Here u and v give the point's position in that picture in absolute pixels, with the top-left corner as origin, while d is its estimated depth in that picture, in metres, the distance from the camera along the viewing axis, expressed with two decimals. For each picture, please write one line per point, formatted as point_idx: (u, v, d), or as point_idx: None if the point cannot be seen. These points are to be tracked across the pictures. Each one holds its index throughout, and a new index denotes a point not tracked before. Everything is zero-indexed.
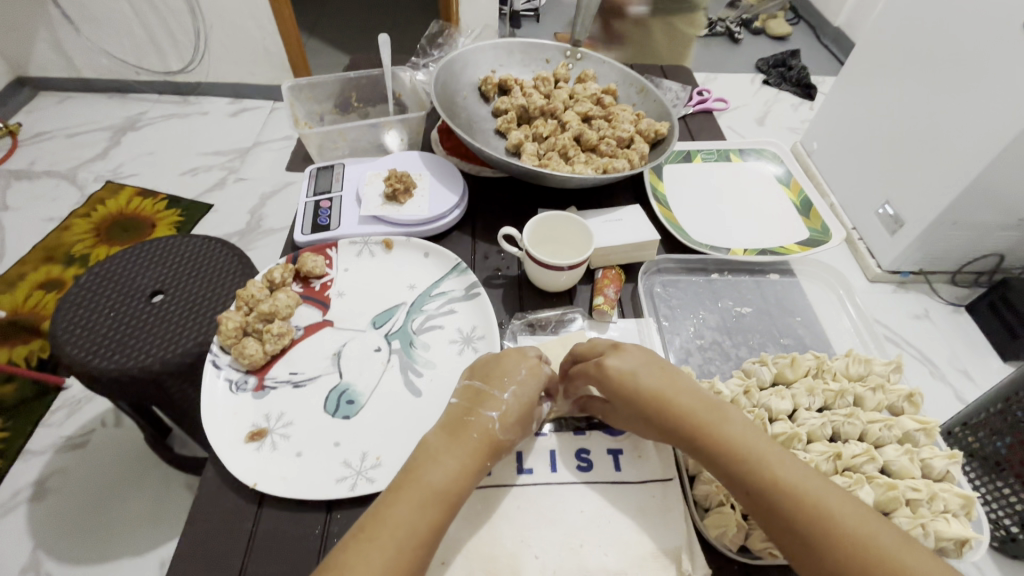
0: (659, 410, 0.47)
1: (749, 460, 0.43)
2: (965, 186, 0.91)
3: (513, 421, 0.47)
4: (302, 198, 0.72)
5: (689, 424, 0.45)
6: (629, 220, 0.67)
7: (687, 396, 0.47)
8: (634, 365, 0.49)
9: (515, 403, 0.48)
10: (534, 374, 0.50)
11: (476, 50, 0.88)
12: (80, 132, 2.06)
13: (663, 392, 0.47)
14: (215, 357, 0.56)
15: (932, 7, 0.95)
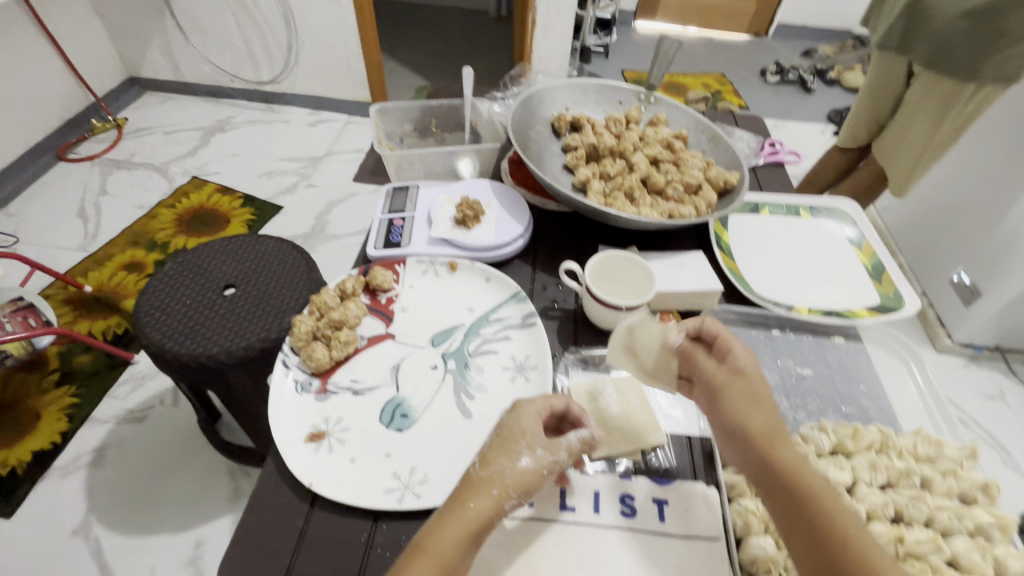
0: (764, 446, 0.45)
1: (822, 514, 0.40)
2: None
3: (508, 453, 0.47)
4: (377, 215, 0.76)
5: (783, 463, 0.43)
6: (690, 267, 0.68)
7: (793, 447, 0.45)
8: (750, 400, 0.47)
9: (505, 436, 0.48)
10: (514, 412, 0.50)
11: (554, 87, 0.91)
12: (176, 130, 2.26)
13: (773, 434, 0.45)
14: (286, 356, 0.59)
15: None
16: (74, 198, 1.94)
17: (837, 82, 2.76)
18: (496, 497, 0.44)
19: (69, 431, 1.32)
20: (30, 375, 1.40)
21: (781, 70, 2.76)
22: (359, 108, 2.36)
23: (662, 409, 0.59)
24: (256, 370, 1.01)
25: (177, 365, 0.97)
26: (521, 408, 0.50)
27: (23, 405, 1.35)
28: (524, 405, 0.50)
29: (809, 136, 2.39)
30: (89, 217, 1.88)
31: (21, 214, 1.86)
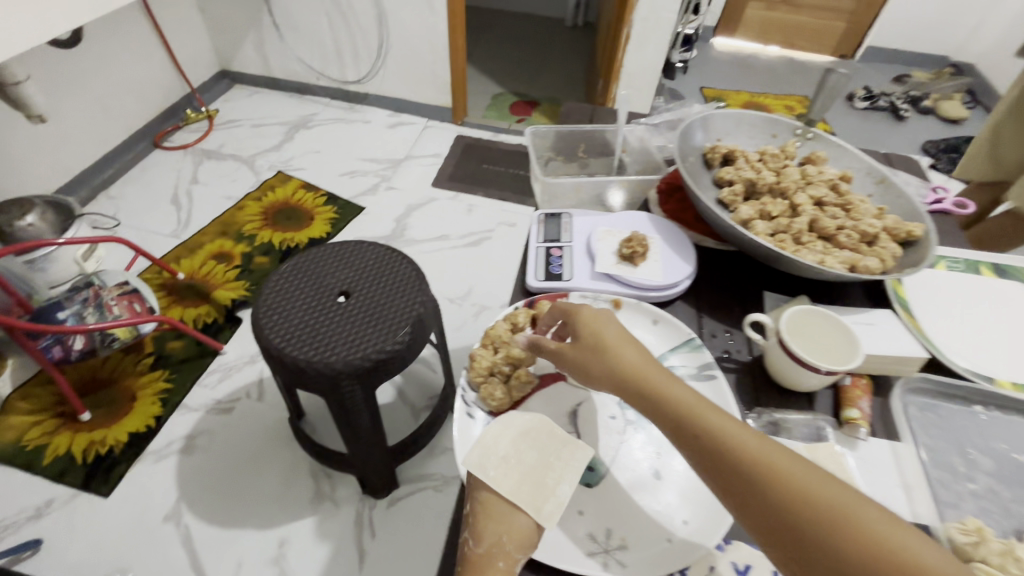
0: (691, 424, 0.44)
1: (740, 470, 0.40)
2: None
3: (496, 512, 0.46)
4: (533, 243, 0.73)
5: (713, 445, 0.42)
6: (883, 327, 0.63)
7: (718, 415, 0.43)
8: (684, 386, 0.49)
9: (485, 499, 0.47)
10: (479, 463, 0.48)
11: (709, 116, 0.87)
12: (263, 124, 2.31)
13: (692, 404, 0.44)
14: (464, 392, 0.58)
15: None
16: (167, 184, 2.01)
17: (932, 112, 2.60)
18: (502, 569, 0.44)
19: (162, 416, 1.35)
20: (126, 357, 1.45)
21: (871, 96, 2.63)
22: (438, 113, 2.36)
23: (869, 488, 0.54)
24: (368, 380, 1.00)
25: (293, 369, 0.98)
26: (479, 460, 0.49)
27: (120, 382, 1.40)
28: (491, 448, 0.50)
29: None
30: (182, 205, 1.94)
31: (120, 197, 1.93)
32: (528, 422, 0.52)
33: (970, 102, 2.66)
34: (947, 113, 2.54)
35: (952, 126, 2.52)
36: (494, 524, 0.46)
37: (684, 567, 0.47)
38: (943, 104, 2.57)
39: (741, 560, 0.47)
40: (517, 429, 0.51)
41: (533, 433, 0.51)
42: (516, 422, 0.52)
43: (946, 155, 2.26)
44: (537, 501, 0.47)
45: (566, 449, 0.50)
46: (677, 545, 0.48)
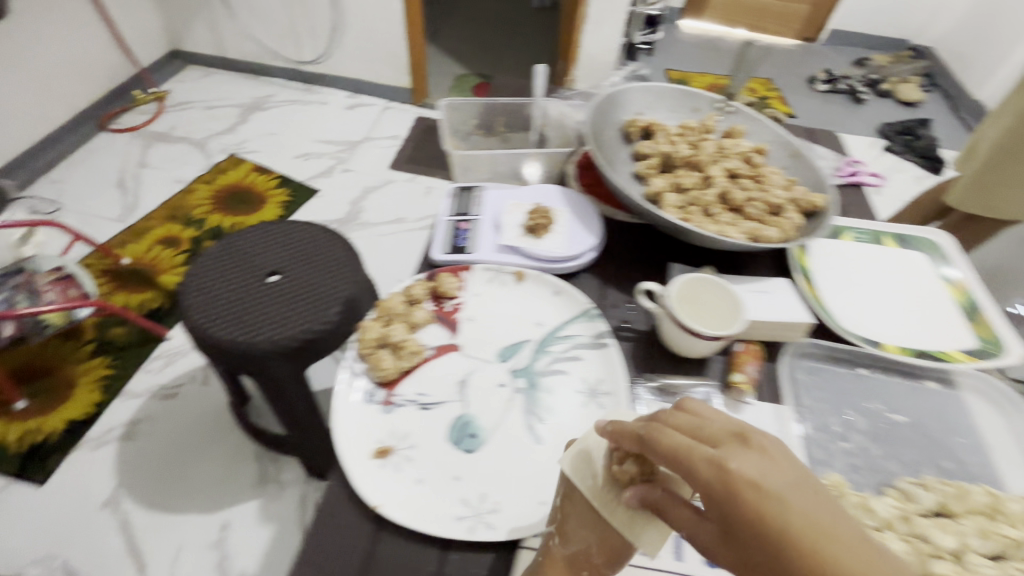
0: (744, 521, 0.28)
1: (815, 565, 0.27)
2: None
3: (583, 518, 0.41)
4: (442, 216, 0.73)
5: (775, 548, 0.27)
6: (777, 295, 0.64)
7: (754, 466, 0.28)
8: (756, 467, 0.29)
9: (566, 506, 0.42)
10: (576, 467, 0.42)
11: (627, 91, 0.87)
12: (216, 106, 2.18)
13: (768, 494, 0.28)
14: (351, 363, 0.57)
15: None
16: (113, 168, 1.88)
17: (891, 94, 2.59)
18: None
19: (103, 403, 1.26)
20: (65, 343, 1.35)
21: (832, 78, 2.63)
22: (398, 94, 2.25)
23: None
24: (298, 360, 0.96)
25: (217, 350, 0.93)
26: (576, 465, 0.42)
27: (57, 369, 1.30)
28: (592, 451, 0.43)
29: (862, 150, 2.25)
30: (128, 188, 1.82)
31: (62, 181, 1.81)
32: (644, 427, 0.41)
33: (929, 85, 2.69)
34: (903, 96, 2.54)
35: (908, 108, 2.52)
36: (588, 532, 0.41)
37: None
38: (900, 86, 2.57)
39: None
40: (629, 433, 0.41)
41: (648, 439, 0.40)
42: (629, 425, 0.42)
43: (900, 137, 2.28)
44: (636, 524, 0.39)
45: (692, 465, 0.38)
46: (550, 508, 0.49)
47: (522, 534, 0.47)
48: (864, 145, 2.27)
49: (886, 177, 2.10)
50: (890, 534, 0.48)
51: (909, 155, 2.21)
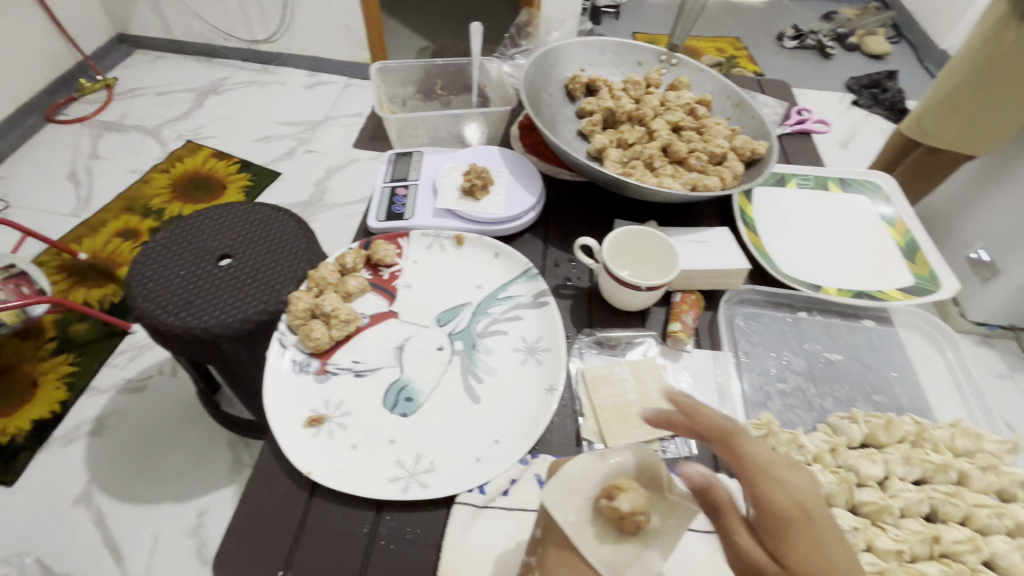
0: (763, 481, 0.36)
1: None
2: None
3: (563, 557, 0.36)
4: (379, 183, 0.71)
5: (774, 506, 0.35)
6: (715, 243, 0.63)
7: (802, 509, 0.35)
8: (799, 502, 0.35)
9: (552, 545, 0.37)
10: (557, 501, 0.37)
11: (568, 47, 0.85)
12: (168, 91, 2.05)
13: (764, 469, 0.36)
14: (282, 335, 0.56)
15: None
16: (64, 161, 1.77)
17: (858, 48, 2.57)
18: None
19: (68, 400, 1.20)
20: (25, 343, 1.28)
21: (801, 34, 2.58)
22: (358, 70, 2.15)
23: (684, 397, 0.55)
24: (256, 344, 0.85)
25: (170, 339, 0.81)
26: (561, 496, 0.38)
27: (19, 371, 1.23)
28: (573, 482, 0.38)
29: (830, 105, 2.24)
30: (82, 181, 1.72)
31: (10, 177, 1.70)
32: (631, 458, 0.39)
33: (895, 37, 2.67)
34: (871, 49, 2.52)
35: (876, 61, 2.50)
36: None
37: (484, 483, 0.47)
38: (868, 39, 2.54)
39: (543, 471, 0.49)
40: (617, 465, 0.38)
41: (634, 474, 0.38)
42: (619, 455, 0.39)
43: (868, 91, 2.25)
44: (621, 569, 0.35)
45: (671, 504, 0.37)
46: (485, 464, 0.49)
47: (455, 490, 0.47)
48: (832, 100, 2.26)
49: (853, 132, 2.10)
50: (819, 467, 0.49)
51: (875, 109, 2.20)
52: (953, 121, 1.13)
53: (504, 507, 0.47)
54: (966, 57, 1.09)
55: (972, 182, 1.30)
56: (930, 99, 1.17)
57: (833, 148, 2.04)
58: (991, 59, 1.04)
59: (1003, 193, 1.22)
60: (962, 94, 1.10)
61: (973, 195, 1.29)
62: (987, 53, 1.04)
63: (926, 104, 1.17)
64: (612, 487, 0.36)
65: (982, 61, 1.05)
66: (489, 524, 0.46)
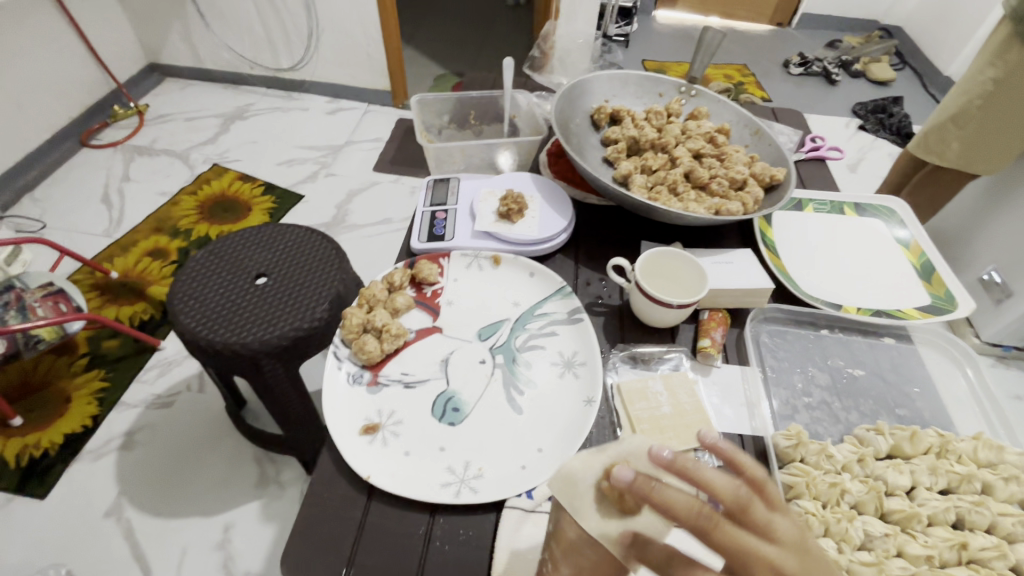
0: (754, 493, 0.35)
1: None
2: None
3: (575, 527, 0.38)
4: (420, 207, 0.76)
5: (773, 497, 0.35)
6: (740, 264, 0.67)
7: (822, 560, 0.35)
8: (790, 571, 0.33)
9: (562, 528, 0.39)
10: (564, 492, 0.37)
11: (594, 80, 0.90)
12: (197, 117, 2.14)
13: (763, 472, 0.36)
14: (336, 349, 0.59)
15: None
16: (97, 184, 1.85)
17: (863, 74, 2.64)
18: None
19: (100, 415, 1.23)
20: (59, 359, 1.32)
21: (806, 61, 2.65)
22: (378, 97, 2.23)
23: (715, 409, 0.58)
24: (292, 360, 0.88)
25: (211, 355, 0.85)
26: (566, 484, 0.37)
27: (53, 386, 1.27)
28: (577, 474, 0.37)
29: (836, 130, 2.29)
30: (113, 203, 1.79)
31: (46, 199, 1.78)
32: (627, 447, 0.37)
33: (899, 64, 2.74)
34: (875, 76, 2.58)
35: (880, 87, 2.57)
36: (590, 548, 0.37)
37: (531, 488, 0.50)
38: (872, 66, 2.60)
39: None
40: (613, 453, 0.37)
41: (635, 459, 0.37)
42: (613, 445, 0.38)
43: (874, 116, 2.31)
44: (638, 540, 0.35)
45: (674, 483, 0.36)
46: (530, 471, 0.52)
47: (503, 495, 0.50)
48: (839, 125, 2.31)
49: (861, 156, 2.15)
50: (848, 476, 0.52)
51: (882, 134, 2.25)
52: (961, 138, 1.16)
53: (548, 510, 0.49)
54: (974, 78, 1.13)
55: (980, 206, 1.34)
56: (939, 117, 1.20)
57: (841, 171, 2.08)
58: (1001, 79, 1.08)
59: (1012, 213, 1.26)
60: (970, 113, 1.13)
61: (984, 219, 1.33)
62: (997, 74, 1.08)
63: (935, 122, 1.20)
64: (611, 470, 0.36)
65: (991, 83, 1.09)
66: (537, 525, 0.48)
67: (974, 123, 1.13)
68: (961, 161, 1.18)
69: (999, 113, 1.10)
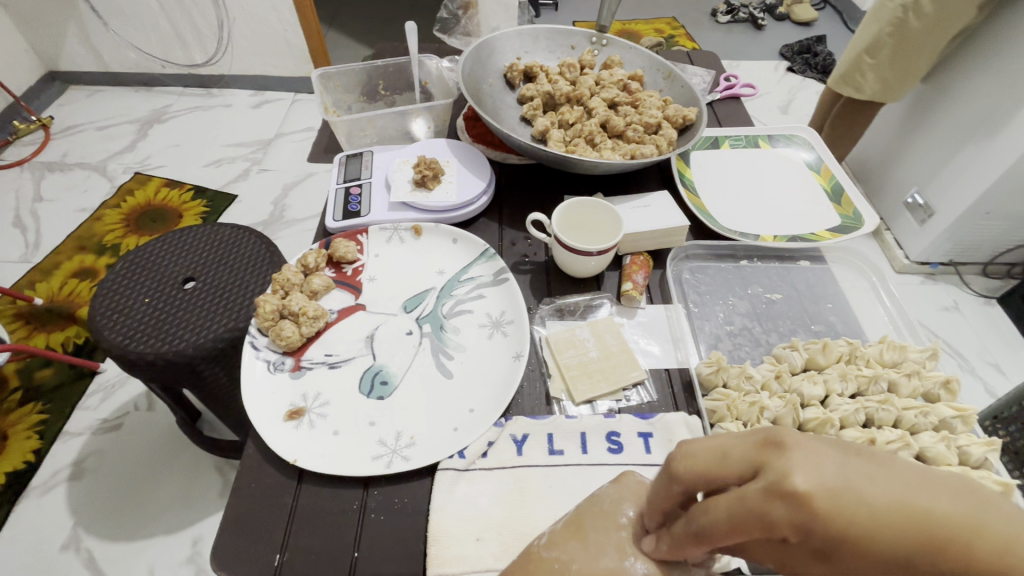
0: (843, 550, 0.26)
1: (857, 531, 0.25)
2: (974, 200, 1.20)
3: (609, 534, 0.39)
4: (332, 185, 0.73)
5: (875, 554, 0.25)
6: (657, 206, 0.68)
7: (820, 472, 0.26)
8: (826, 479, 0.25)
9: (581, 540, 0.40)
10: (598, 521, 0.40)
11: (502, 38, 0.88)
12: (109, 125, 2.00)
13: (841, 489, 0.25)
14: (253, 338, 0.57)
15: (980, 84, 1.18)
16: (7, 207, 1.71)
17: (787, 17, 2.68)
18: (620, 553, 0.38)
19: (42, 448, 1.17)
20: None
21: (732, 8, 2.66)
22: (303, 84, 2.13)
23: (641, 349, 0.59)
24: (231, 361, 0.84)
25: (143, 368, 0.79)
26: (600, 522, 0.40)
27: None
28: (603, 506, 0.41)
29: (766, 74, 2.33)
30: (27, 226, 1.66)
31: None
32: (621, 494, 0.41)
33: (820, 4, 2.79)
34: (798, 17, 2.63)
35: (804, 29, 2.62)
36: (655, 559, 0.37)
37: (462, 448, 0.50)
38: (795, 7, 2.64)
39: (518, 431, 0.52)
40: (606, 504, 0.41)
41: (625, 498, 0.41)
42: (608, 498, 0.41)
43: (800, 56, 2.36)
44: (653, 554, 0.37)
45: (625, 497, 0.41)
46: (462, 432, 0.52)
47: (435, 459, 0.49)
48: (768, 69, 2.35)
49: (791, 98, 2.20)
50: (767, 394, 0.54)
51: (809, 73, 2.30)
52: (878, 68, 1.14)
53: (481, 467, 0.49)
54: (883, 6, 1.09)
55: (898, 133, 1.41)
56: (852, 51, 1.18)
57: (773, 114, 2.13)
58: (910, 5, 1.04)
59: (927, 134, 1.32)
60: (881, 42, 1.11)
61: (902, 144, 1.40)
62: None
63: (852, 56, 1.18)
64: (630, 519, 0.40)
65: (902, 10, 1.05)
66: (471, 484, 0.48)
67: (887, 51, 1.12)
68: (880, 92, 1.18)
69: (911, 37, 1.08)
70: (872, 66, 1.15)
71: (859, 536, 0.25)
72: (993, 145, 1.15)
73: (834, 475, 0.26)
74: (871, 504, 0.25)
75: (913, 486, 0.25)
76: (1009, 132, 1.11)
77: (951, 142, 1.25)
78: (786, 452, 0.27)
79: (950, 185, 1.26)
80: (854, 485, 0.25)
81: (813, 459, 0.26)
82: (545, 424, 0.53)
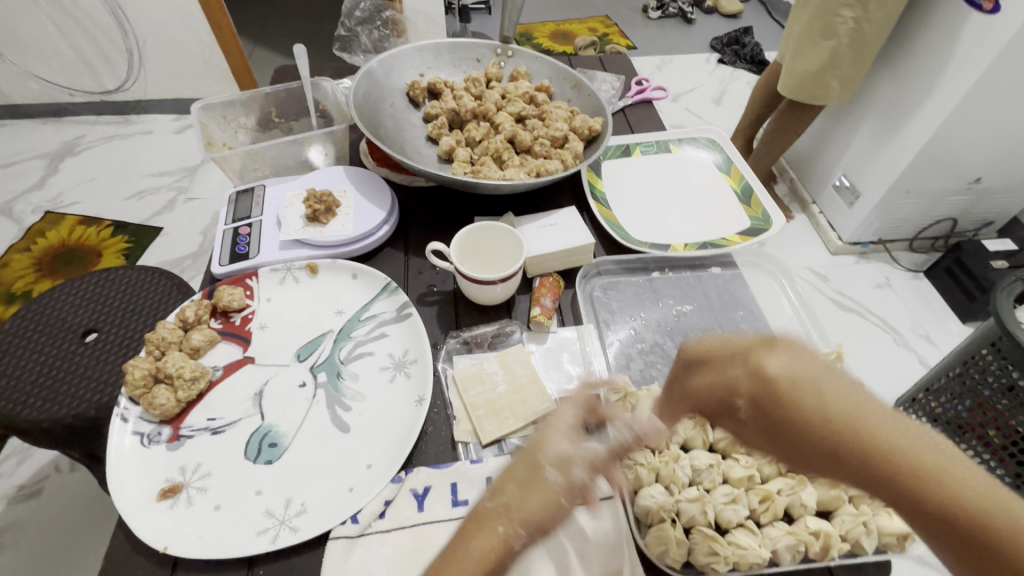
0: (788, 425, 0.33)
1: (801, 415, 0.32)
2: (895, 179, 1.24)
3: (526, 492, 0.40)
4: (220, 226, 0.68)
5: (821, 435, 0.31)
6: (564, 224, 0.65)
7: (795, 360, 0.33)
8: (789, 364, 0.33)
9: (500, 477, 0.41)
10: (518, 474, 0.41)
11: (401, 55, 0.84)
12: (13, 161, 1.82)
13: (803, 377, 0.32)
14: (124, 410, 0.52)
15: (887, 69, 1.22)
16: None
17: (715, 10, 2.73)
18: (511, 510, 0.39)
19: None
20: None
21: (662, 4, 2.70)
22: None
23: (550, 376, 0.57)
24: None
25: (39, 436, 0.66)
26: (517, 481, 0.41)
27: None
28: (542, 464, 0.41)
29: (699, 67, 2.37)
30: None
31: None
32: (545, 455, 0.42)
33: None
34: (725, 10, 2.69)
35: (732, 21, 2.68)
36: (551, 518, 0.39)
37: (356, 512, 0.46)
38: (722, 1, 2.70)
39: (419, 484, 0.49)
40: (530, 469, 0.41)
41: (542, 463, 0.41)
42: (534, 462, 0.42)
43: (730, 48, 2.41)
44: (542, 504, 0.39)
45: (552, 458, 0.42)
46: (358, 492, 0.48)
47: (327, 527, 0.46)
48: (700, 62, 2.39)
49: (723, 89, 2.25)
50: (677, 417, 0.54)
51: (738, 65, 2.36)
52: (841, 76, 1.12)
53: (378, 531, 0.46)
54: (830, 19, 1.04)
55: (823, 121, 1.45)
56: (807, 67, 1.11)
57: (707, 106, 2.16)
58: (862, 16, 1.02)
59: (849, 120, 1.36)
60: (838, 56, 1.08)
61: (827, 131, 1.44)
62: (855, 13, 1.01)
63: (813, 68, 1.10)
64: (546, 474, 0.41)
65: (853, 22, 1.02)
66: (367, 551, 0.45)
67: (846, 61, 1.09)
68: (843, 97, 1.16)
69: (866, 39, 1.06)
70: (833, 76, 1.11)
71: (808, 419, 0.32)
72: (907, 123, 1.19)
73: (810, 369, 0.33)
74: (826, 398, 0.31)
75: (901, 420, 0.31)
76: (921, 111, 1.15)
77: (872, 124, 1.29)
78: (772, 345, 0.34)
79: (874, 166, 1.29)
80: (819, 381, 0.32)
81: (790, 354, 0.34)
82: (447, 473, 0.49)
